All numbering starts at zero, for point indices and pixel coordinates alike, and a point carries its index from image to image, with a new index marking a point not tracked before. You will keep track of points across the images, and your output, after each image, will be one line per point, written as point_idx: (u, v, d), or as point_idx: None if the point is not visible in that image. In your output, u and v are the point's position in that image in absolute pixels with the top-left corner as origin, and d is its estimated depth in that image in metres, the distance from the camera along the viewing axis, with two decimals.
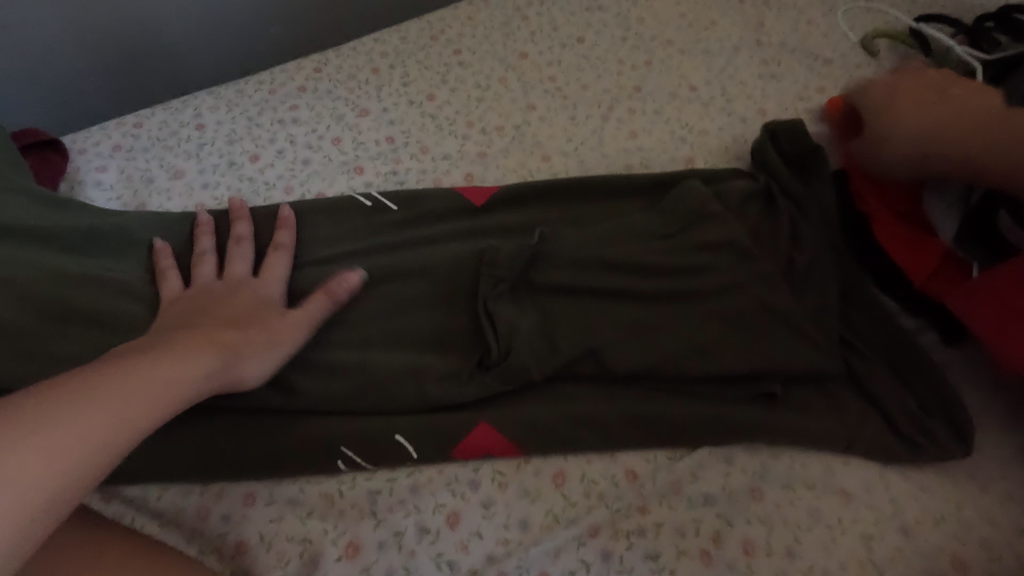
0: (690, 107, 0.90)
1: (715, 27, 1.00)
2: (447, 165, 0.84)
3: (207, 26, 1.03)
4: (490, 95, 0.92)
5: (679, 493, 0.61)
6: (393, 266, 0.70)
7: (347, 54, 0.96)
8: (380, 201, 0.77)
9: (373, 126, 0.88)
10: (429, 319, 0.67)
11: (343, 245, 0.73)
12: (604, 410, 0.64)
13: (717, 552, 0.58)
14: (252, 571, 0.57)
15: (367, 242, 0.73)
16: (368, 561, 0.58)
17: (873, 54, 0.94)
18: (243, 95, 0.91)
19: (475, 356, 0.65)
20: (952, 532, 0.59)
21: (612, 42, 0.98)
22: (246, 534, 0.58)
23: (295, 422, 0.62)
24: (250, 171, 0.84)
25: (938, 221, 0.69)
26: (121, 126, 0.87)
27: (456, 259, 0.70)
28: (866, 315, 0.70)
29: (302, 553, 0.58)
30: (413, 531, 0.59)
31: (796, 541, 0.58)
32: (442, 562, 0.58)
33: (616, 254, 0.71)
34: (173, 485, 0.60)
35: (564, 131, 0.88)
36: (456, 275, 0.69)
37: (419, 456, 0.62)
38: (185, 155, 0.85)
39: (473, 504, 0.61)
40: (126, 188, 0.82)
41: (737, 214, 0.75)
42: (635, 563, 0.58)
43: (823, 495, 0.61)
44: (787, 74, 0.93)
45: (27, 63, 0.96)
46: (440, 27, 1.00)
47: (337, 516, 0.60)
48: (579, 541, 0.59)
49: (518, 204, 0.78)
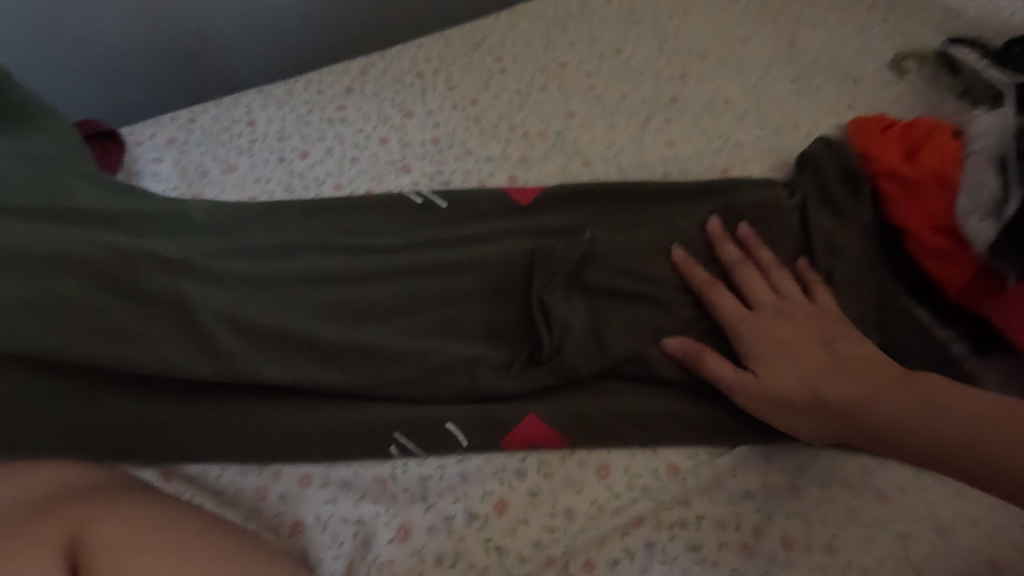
0: (725, 119, 0.93)
1: (749, 43, 1.03)
2: (491, 167, 0.87)
3: (256, 26, 1.06)
4: (532, 102, 0.95)
5: (719, 487, 0.63)
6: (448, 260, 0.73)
7: (392, 58, 0.99)
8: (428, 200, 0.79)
9: (418, 128, 0.91)
10: (479, 314, 0.70)
11: (398, 240, 0.76)
12: (648, 406, 0.66)
13: (757, 545, 0.60)
14: (308, 549, 0.59)
15: (421, 238, 0.76)
16: (419, 544, 0.60)
17: (903, 74, 0.97)
18: (293, 95, 0.94)
19: (524, 350, 0.68)
20: (986, 534, 0.60)
21: (649, 54, 1.02)
22: (302, 514, 0.60)
23: (353, 407, 0.64)
24: (300, 167, 0.86)
25: (972, 231, 0.70)
26: (176, 120, 0.90)
27: (507, 257, 0.73)
28: (900, 323, 0.72)
29: (356, 534, 0.60)
30: (462, 516, 0.61)
31: (834, 537, 0.60)
32: (491, 547, 0.60)
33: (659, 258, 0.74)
34: (231, 464, 0.62)
35: (603, 138, 0.91)
36: (507, 272, 0.72)
37: (469, 444, 0.64)
38: (237, 150, 0.88)
39: (520, 492, 0.63)
40: (181, 179, 0.84)
41: (774, 223, 0.78)
42: (678, 554, 0.60)
43: (860, 494, 0.63)
44: (819, 90, 0.96)
45: (83, 57, 0.99)
46: (482, 35, 1.03)
47: (388, 500, 0.62)
48: (623, 531, 0.61)
49: (562, 207, 0.81)
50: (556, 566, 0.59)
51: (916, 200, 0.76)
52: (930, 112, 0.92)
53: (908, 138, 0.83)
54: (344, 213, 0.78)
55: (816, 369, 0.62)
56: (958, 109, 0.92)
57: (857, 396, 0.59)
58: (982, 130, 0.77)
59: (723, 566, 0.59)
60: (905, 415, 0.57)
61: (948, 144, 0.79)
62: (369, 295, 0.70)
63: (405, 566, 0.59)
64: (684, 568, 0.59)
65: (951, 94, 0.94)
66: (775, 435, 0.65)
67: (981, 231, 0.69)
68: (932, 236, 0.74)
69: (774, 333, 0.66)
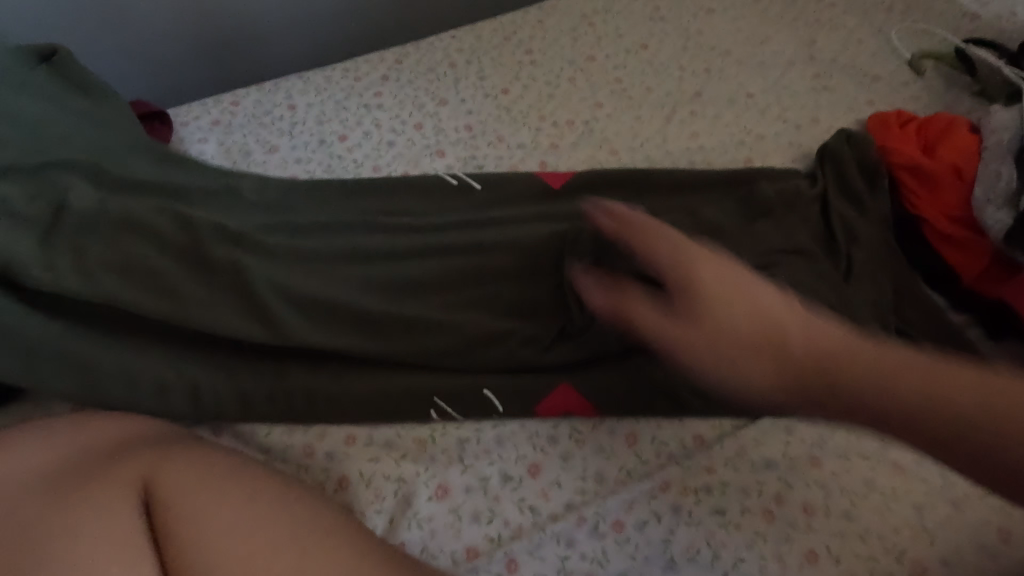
0: (747, 113, 0.97)
1: (771, 41, 1.06)
2: (522, 153, 0.91)
3: (295, 16, 1.10)
4: (561, 93, 0.98)
5: (743, 457, 0.66)
6: (483, 240, 0.76)
7: (426, 49, 1.03)
8: (464, 182, 0.83)
9: (452, 115, 0.95)
10: (514, 290, 0.73)
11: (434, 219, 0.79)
12: (677, 381, 0.69)
13: (779, 511, 0.63)
14: (352, 503, 0.62)
15: (457, 219, 0.79)
16: (457, 502, 0.63)
17: (921, 72, 1.00)
18: (330, 82, 0.98)
19: (557, 325, 0.71)
20: (999, 506, 0.63)
21: (674, 50, 1.05)
22: (347, 470, 0.64)
23: (394, 374, 0.67)
24: (339, 150, 0.90)
25: (990, 219, 0.73)
26: (220, 103, 0.94)
27: (542, 237, 0.75)
28: (918, 308, 0.75)
29: (397, 491, 0.63)
30: (497, 478, 0.64)
31: (852, 505, 0.63)
32: (525, 506, 0.63)
33: None
34: (280, 424, 0.66)
35: (630, 128, 0.95)
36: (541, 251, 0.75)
37: (505, 411, 0.67)
38: (278, 132, 0.91)
39: (553, 456, 0.66)
40: (226, 159, 0.88)
41: (797, 211, 0.81)
42: (702, 517, 0.63)
43: (877, 466, 0.65)
44: (839, 87, 1.00)
45: (130, 43, 1.03)
46: (512, 29, 1.07)
47: (428, 460, 0.65)
48: (651, 494, 0.64)
49: (592, 192, 0.84)
50: (587, 526, 0.62)
51: (934, 192, 0.80)
52: (947, 110, 0.96)
53: (926, 131, 0.86)
54: (383, 192, 0.81)
55: (755, 352, 0.54)
56: (974, 107, 0.95)
57: (829, 374, 0.51)
58: (999, 125, 0.81)
59: (745, 529, 0.62)
60: (885, 401, 0.48)
61: (965, 139, 0.82)
62: (408, 270, 0.73)
63: (444, 522, 0.62)
64: (709, 531, 0.62)
65: (967, 93, 0.97)
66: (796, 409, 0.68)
67: (998, 220, 0.72)
68: (950, 226, 0.77)
69: (713, 315, 0.56)
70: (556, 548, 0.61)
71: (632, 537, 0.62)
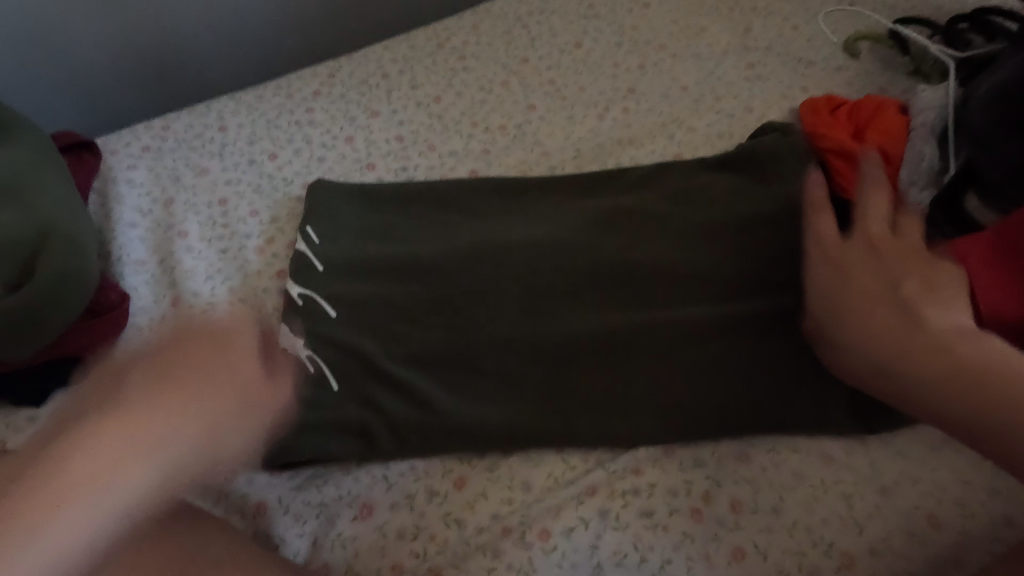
0: (681, 105, 0.96)
1: (706, 32, 1.06)
2: (453, 161, 0.90)
3: (230, 36, 1.10)
4: (494, 97, 0.98)
5: (671, 457, 0.65)
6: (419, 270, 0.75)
7: (358, 61, 1.02)
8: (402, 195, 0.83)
9: (383, 127, 0.94)
10: (444, 329, 0.71)
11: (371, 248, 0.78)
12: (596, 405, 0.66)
13: (706, 510, 0.62)
14: (271, 530, 0.62)
15: (401, 244, 0.79)
16: (381, 520, 0.62)
17: (854, 56, 0.99)
18: (262, 100, 0.97)
19: (485, 361, 0.69)
20: (928, 492, 0.63)
21: (608, 47, 1.05)
22: (267, 496, 0.64)
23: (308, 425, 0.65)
24: (269, 169, 0.89)
25: (915, 200, 0.74)
26: (150, 129, 0.93)
27: (474, 265, 0.75)
28: None
29: (319, 514, 0.63)
30: (422, 493, 0.64)
31: (780, 499, 0.63)
32: (450, 520, 0.62)
33: (621, 274, 0.74)
34: None
35: (562, 129, 0.94)
36: (478, 293, 0.73)
37: (405, 447, 0.65)
38: (208, 155, 0.91)
39: (478, 468, 0.65)
40: (155, 185, 0.87)
41: (745, 209, 0.77)
42: (629, 520, 0.62)
43: (807, 458, 0.65)
44: (773, 75, 0.99)
45: (63, 73, 1.03)
46: (446, 35, 1.06)
47: (353, 480, 0.65)
48: (577, 500, 0.63)
49: (529, 216, 0.81)
50: (512, 536, 0.61)
51: None
52: (881, 92, 0.95)
53: (856, 115, 0.84)
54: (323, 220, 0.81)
55: (911, 355, 0.57)
56: (910, 86, 0.94)
57: (934, 374, 0.55)
58: (924, 107, 0.80)
59: (673, 530, 0.61)
60: (925, 379, 0.55)
61: (893, 121, 0.80)
62: (356, 294, 0.74)
63: (367, 542, 0.61)
64: (636, 534, 0.61)
65: (901, 74, 0.96)
66: (720, 417, 0.66)
67: (922, 202, 0.73)
68: (880, 211, 0.75)
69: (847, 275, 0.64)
70: (481, 561, 0.60)
71: (559, 545, 0.61)
